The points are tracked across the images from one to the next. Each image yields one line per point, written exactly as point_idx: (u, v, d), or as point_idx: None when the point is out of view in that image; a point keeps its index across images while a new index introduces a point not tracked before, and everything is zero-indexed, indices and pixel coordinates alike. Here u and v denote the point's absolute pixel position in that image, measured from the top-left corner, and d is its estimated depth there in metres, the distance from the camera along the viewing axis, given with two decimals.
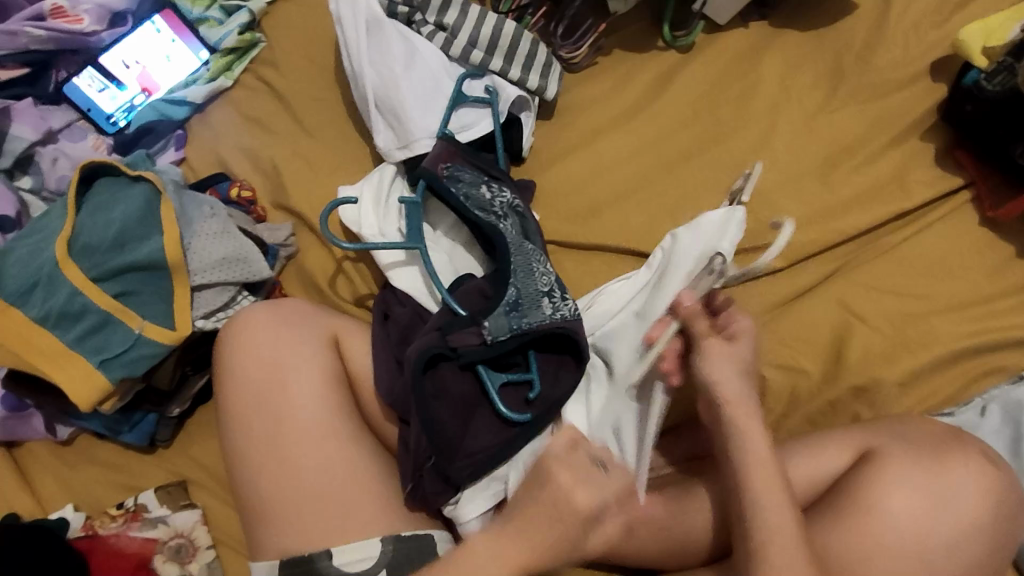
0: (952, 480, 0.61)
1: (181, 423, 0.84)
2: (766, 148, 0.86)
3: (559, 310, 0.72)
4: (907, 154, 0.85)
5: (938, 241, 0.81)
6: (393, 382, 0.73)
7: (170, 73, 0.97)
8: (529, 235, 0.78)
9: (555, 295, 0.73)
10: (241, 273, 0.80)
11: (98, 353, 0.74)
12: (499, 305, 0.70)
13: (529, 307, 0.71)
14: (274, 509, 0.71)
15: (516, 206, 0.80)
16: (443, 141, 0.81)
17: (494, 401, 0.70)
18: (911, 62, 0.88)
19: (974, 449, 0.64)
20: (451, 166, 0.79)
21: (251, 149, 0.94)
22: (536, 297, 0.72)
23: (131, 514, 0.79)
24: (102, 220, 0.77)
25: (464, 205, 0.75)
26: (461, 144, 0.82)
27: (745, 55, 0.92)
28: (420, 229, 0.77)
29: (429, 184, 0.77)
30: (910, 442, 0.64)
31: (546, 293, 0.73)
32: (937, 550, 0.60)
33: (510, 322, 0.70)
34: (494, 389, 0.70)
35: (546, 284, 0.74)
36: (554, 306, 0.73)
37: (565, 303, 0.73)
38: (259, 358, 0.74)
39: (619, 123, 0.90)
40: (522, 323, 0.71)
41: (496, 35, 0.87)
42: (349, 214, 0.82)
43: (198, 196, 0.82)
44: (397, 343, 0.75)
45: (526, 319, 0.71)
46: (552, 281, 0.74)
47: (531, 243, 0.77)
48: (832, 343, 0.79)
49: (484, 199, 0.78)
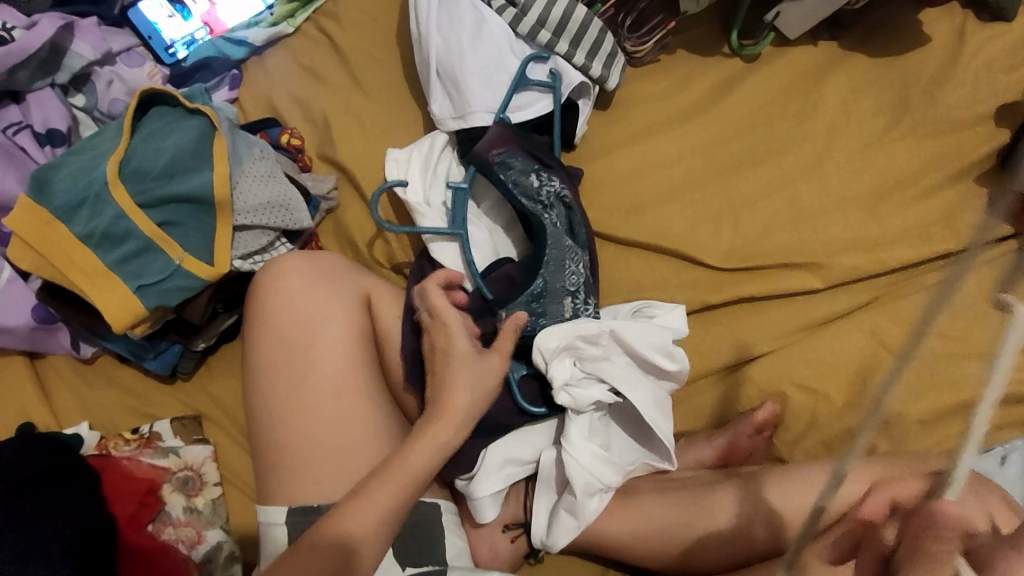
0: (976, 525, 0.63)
1: (203, 358, 0.85)
2: (819, 169, 0.86)
3: (579, 313, 0.76)
4: (960, 196, 0.85)
5: (981, 285, 0.81)
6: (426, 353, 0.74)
7: (235, 14, 0.98)
8: (574, 230, 0.79)
9: (580, 296, 0.77)
10: (282, 220, 0.81)
11: (137, 278, 0.75)
12: (522, 294, 0.74)
13: (551, 302, 0.75)
14: (292, 459, 0.71)
15: (564, 197, 0.80)
16: (500, 125, 0.81)
17: (516, 392, 0.74)
18: (980, 101, 0.87)
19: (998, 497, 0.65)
20: (503, 151, 0.79)
21: (304, 99, 0.94)
22: (560, 293, 0.76)
23: (145, 441, 0.80)
24: (154, 147, 0.77)
25: (511, 193, 0.77)
26: (514, 128, 0.82)
27: (810, 73, 0.91)
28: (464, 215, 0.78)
29: (478, 170, 0.79)
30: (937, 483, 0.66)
31: (572, 292, 0.76)
32: None
33: (531, 313, 0.75)
34: (515, 379, 0.74)
35: (574, 283, 0.77)
36: (576, 307, 0.76)
37: (586, 307, 0.76)
38: (294, 308, 0.74)
39: (675, 122, 0.90)
40: (542, 316, 0.75)
41: (566, 18, 0.85)
42: (400, 180, 0.83)
43: (250, 137, 0.83)
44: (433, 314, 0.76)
45: (546, 314, 0.75)
46: (580, 281, 0.77)
47: (570, 239, 0.78)
48: (860, 372, 0.79)
49: (532, 187, 0.78)
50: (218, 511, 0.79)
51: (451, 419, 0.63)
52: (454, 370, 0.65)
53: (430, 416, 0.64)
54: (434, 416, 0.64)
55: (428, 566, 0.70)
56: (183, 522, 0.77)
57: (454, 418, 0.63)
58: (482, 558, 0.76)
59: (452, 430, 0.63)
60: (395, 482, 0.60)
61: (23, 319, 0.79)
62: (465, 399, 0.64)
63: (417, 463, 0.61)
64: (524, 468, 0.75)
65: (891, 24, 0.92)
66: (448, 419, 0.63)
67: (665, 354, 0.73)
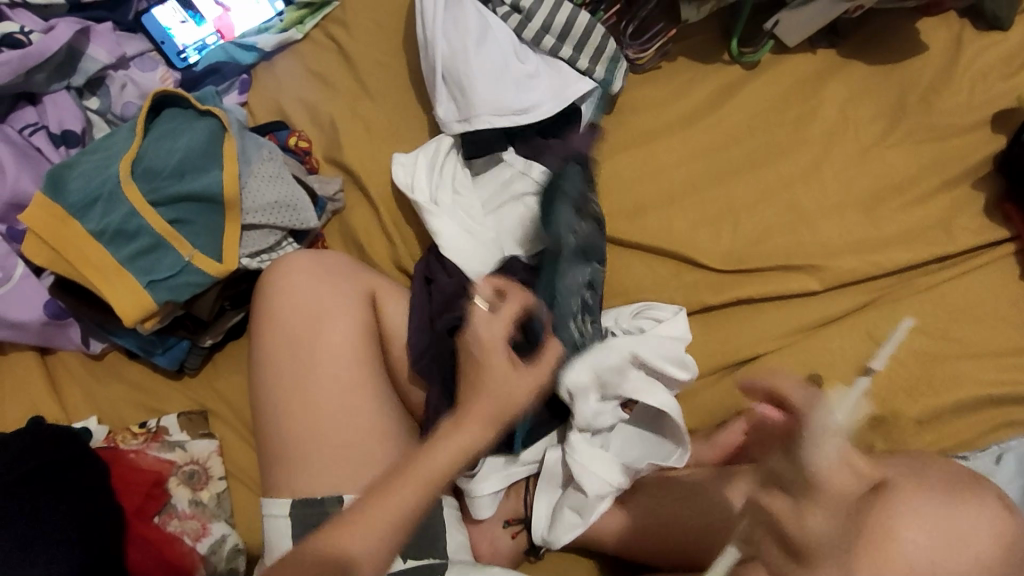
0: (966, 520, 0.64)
1: (210, 355, 0.87)
2: (816, 173, 0.87)
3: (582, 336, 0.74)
4: (956, 200, 0.86)
5: (976, 288, 0.82)
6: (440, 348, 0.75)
7: (246, 19, 0.99)
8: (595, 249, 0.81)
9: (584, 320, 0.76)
10: (289, 220, 0.83)
11: (147, 273, 0.76)
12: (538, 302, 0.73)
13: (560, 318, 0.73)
14: (295, 452, 0.72)
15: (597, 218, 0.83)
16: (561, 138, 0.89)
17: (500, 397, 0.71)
18: (976, 108, 0.88)
19: (991, 493, 0.66)
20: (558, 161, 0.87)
21: (312, 103, 0.96)
22: (568, 314, 0.74)
23: (152, 434, 0.82)
24: (166, 147, 0.79)
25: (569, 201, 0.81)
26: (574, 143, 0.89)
27: (808, 80, 0.92)
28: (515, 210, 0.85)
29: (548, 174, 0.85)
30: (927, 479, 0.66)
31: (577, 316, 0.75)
32: None
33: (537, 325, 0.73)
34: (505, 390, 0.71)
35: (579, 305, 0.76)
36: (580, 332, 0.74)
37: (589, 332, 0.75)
38: (298, 305, 0.76)
39: (675, 127, 0.92)
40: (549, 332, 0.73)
41: (570, 24, 0.88)
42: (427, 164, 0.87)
43: (259, 138, 0.85)
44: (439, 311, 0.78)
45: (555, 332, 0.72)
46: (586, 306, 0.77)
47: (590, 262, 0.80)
48: (857, 373, 0.80)
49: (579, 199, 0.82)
50: (222, 505, 0.81)
51: (481, 419, 0.59)
52: (491, 376, 0.61)
53: (461, 415, 0.60)
54: (466, 414, 0.60)
55: (427, 560, 0.70)
56: (188, 515, 0.79)
57: (481, 417, 0.59)
58: (482, 554, 0.77)
59: (477, 435, 0.59)
60: (418, 480, 0.56)
61: (34, 314, 0.81)
62: (491, 406, 0.60)
63: (440, 465, 0.57)
64: (524, 470, 0.77)
65: (888, 33, 0.93)
66: (471, 427, 0.59)
67: (681, 363, 0.75)
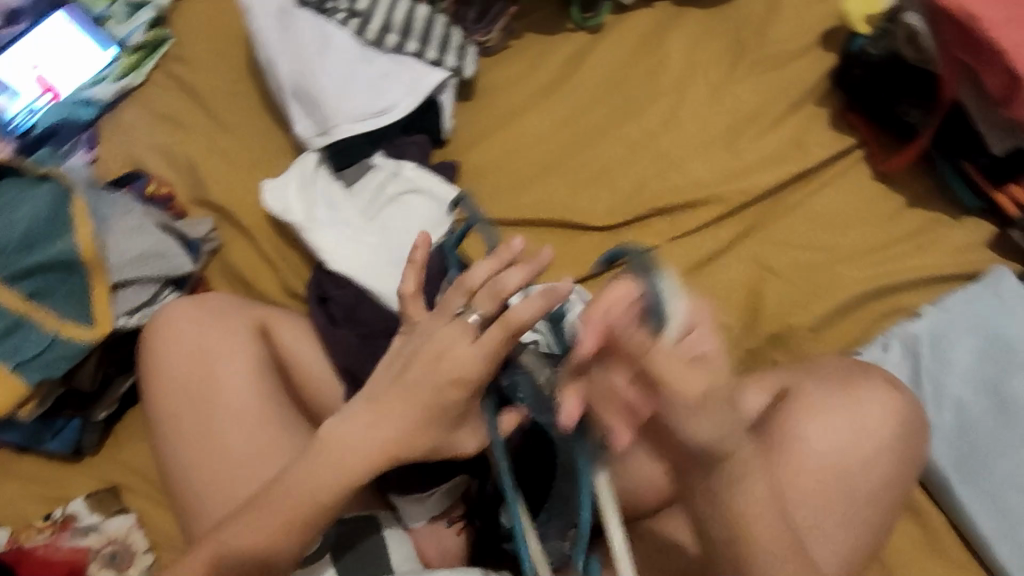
0: (863, 406, 0.62)
1: (108, 429, 0.81)
2: (674, 119, 0.91)
3: None
4: (806, 118, 0.90)
5: (840, 196, 0.86)
6: (448, 391, 0.59)
7: (73, 74, 0.94)
8: None
9: None
10: (160, 268, 0.79)
11: (13, 356, 0.73)
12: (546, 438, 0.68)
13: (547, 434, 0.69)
14: (214, 503, 0.68)
15: None
16: (421, 136, 0.90)
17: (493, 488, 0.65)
18: (805, 32, 0.94)
19: (878, 375, 0.64)
20: (419, 164, 0.88)
21: (164, 147, 0.92)
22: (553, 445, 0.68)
23: (59, 524, 0.76)
24: (6, 221, 0.75)
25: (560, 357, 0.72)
26: (472, 186, 0.90)
27: (651, 34, 0.96)
28: (389, 217, 0.85)
29: (409, 169, 0.87)
30: (823, 377, 0.65)
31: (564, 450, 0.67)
32: (861, 486, 0.60)
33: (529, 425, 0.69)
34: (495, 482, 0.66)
35: None
36: None
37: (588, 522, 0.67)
38: (187, 356, 0.72)
39: (534, 102, 0.93)
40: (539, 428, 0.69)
41: (409, 19, 0.88)
42: (295, 185, 0.85)
43: (113, 195, 0.81)
44: (361, 346, 0.75)
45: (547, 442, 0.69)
46: None
47: None
48: (748, 298, 0.82)
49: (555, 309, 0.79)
50: None
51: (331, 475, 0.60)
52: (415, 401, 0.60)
53: (377, 403, 0.61)
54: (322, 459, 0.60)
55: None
56: None
57: (351, 462, 0.60)
58: (431, 559, 0.74)
59: (343, 477, 0.60)
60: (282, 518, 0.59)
61: None
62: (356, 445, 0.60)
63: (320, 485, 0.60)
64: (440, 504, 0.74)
65: None
66: (379, 442, 0.60)
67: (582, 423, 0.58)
